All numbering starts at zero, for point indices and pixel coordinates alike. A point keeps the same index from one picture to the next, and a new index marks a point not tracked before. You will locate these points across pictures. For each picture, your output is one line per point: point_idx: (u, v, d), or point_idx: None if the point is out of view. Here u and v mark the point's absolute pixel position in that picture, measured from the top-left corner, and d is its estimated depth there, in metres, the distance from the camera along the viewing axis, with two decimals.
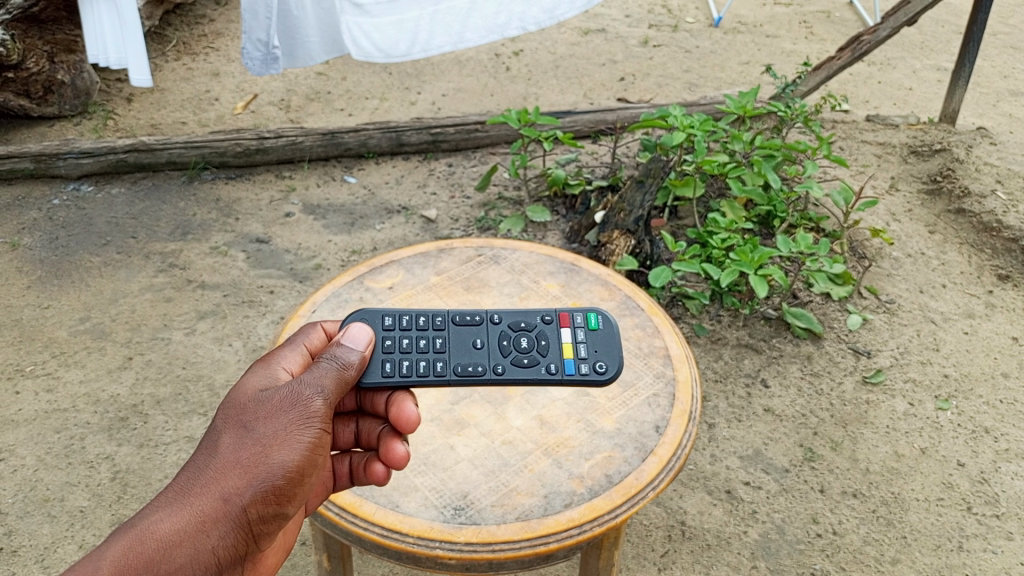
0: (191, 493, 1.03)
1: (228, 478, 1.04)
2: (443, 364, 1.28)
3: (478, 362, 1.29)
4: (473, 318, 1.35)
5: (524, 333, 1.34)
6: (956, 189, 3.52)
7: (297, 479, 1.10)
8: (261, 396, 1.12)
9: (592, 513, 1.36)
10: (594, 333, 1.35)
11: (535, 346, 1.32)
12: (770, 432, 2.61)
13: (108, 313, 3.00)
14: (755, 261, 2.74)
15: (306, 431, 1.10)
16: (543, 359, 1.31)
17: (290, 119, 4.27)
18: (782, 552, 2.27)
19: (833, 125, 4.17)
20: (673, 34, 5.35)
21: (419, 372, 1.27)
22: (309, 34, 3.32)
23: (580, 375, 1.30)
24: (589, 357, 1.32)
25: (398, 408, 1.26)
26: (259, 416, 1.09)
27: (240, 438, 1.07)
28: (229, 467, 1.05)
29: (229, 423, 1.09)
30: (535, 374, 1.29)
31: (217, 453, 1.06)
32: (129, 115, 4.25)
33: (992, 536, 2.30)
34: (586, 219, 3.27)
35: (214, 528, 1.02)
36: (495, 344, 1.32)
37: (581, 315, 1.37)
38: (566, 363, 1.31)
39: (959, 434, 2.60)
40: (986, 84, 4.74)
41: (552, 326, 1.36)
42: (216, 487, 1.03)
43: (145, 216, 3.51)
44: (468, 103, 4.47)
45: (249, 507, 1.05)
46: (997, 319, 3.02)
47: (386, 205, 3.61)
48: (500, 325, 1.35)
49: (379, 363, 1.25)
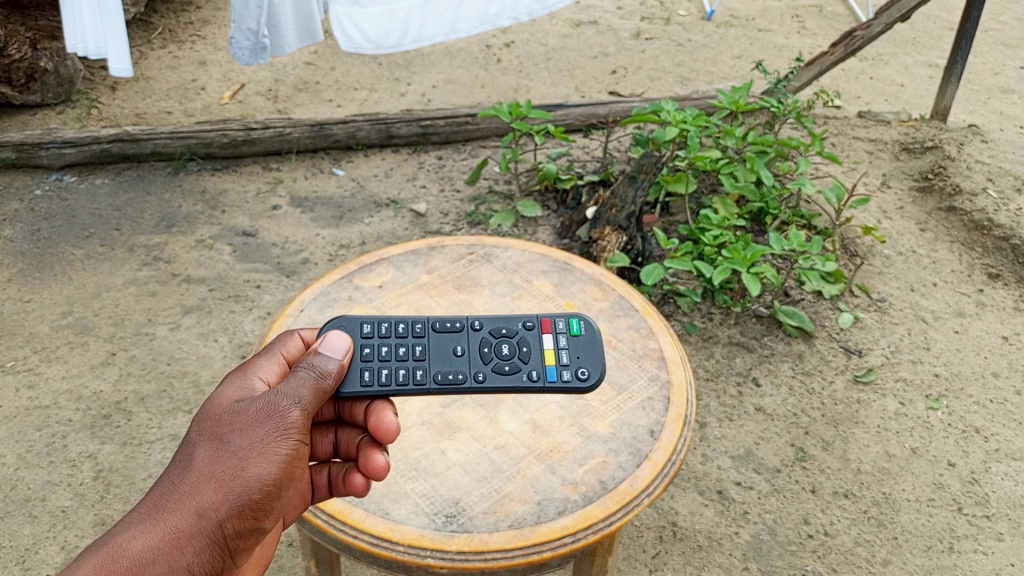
0: (165, 508, 0.99)
1: (203, 492, 1.01)
2: (422, 372, 1.26)
3: (458, 369, 1.26)
4: (454, 325, 1.32)
5: (505, 340, 1.31)
6: (947, 187, 3.52)
7: (274, 492, 1.07)
8: (237, 407, 1.08)
9: (587, 520, 1.34)
10: (575, 339, 1.33)
11: (516, 353, 1.29)
12: (761, 432, 2.59)
13: (91, 307, 2.95)
14: (749, 258, 2.72)
15: (284, 442, 1.07)
16: (524, 366, 1.28)
17: (277, 109, 4.21)
18: (773, 553, 2.26)
19: (825, 121, 4.15)
20: (665, 27, 5.31)
21: (399, 380, 1.24)
22: (284, 19, 3.23)
23: (562, 382, 1.28)
24: (571, 364, 1.30)
25: (376, 418, 1.23)
26: (236, 428, 1.06)
27: (215, 451, 1.04)
28: (204, 481, 1.02)
29: (204, 435, 1.06)
30: (516, 381, 1.27)
31: (192, 467, 1.03)
32: (113, 104, 4.18)
33: (982, 537, 2.30)
34: (577, 215, 3.24)
35: (188, 544, 0.99)
36: (476, 350, 1.29)
37: (563, 321, 1.34)
38: (548, 370, 1.28)
39: (950, 433, 2.59)
40: (977, 80, 4.74)
41: (533, 332, 1.32)
42: (190, 501, 1.00)
43: (129, 208, 3.45)
44: (458, 95, 4.42)
45: (225, 522, 1.02)
46: (987, 318, 3.01)
47: (375, 198, 3.57)
48: (481, 332, 1.32)
49: (358, 372, 1.22)
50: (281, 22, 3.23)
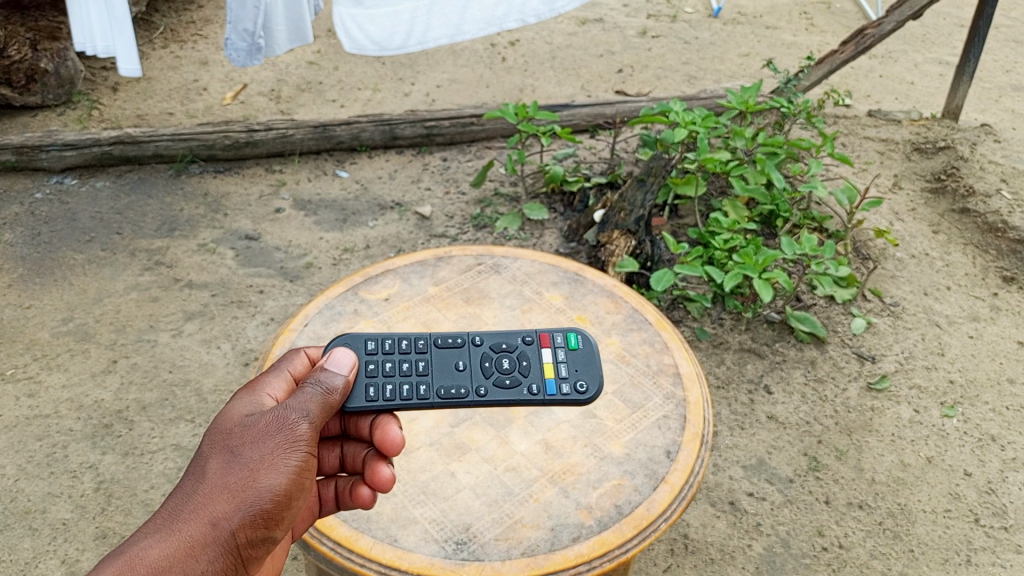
0: (179, 518, 0.96)
1: (216, 502, 0.98)
2: (425, 387, 1.21)
3: (460, 384, 1.22)
4: (455, 340, 1.28)
5: (505, 354, 1.26)
6: (960, 188, 3.46)
7: (286, 502, 1.03)
8: (247, 420, 1.05)
9: (602, 548, 1.29)
10: (574, 353, 1.28)
11: (516, 367, 1.25)
12: (774, 440, 2.55)
13: (92, 313, 2.91)
14: (761, 263, 2.66)
15: (294, 454, 1.03)
16: (524, 380, 1.23)
17: (280, 110, 4.16)
18: (787, 566, 2.21)
19: (835, 120, 4.10)
20: (672, 25, 5.25)
21: (402, 396, 1.19)
22: (277, 23, 3.21)
23: (562, 396, 1.23)
24: (570, 376, 1.26)
25: (383, 432, 1.19)
26: (247, 440, 1.02)
27: (226, 463, 1.00)
28: (216, 491, 0.98)
29: (215, 448, 1.02)
30: (517, 396, 1.22)
31: (204, 479, 1.00)
32: (115, 105, 4.13)
33: (1000, 549, 2.25)
34: (585, 218, 3.19)
35: (203, 553, 0.95)
36: (477, 365, 1.25)
37: (561, 336, 1.30)
38: (548, 384, 1.24)
39: (965, 442, 2.54)
40: (989, 78, 4.68)
41: (532, 346, 1.28)
42: (204, 511, 0.97)
43: (130, 212, 3.41)
44: (463, 95, 4.38)
45: (238, 530, 0.98)
46: (1003, 323, 2.96)
47: (379, 201, 3.52)
48: (482, 347, 1.27)
49: (363, 387, 1.18)
50: (274, 22, 3.20)
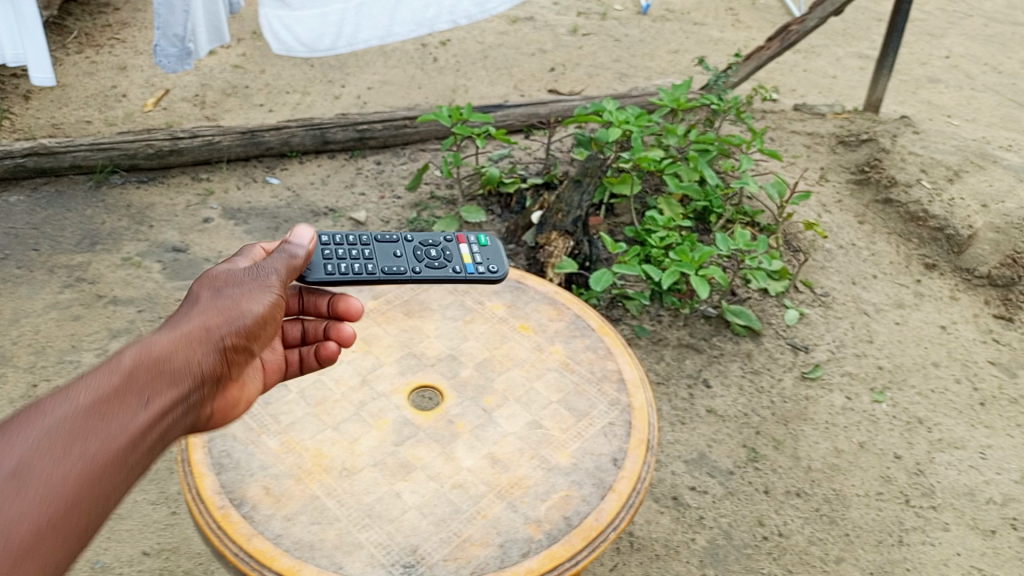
0: (179, 324, 1.02)
1: (208, 316, 1.04)
2: (371, 266, 1.42)
3: (398, 265, 1.44)
4: (390, 237, 1.49)
5: (432, 246, 1.49)
6: (883, 179, 3.58)
7: (263, 331, 1.10)
8: (224, 270, 1.13)
9: (552, 561, 1.32)
10: (487, 247, 1.52)
11: (441, 255, 1.48)
12: (713, 433, 2.58)
13: (9, 336, 2.78)
14: (696, 261, 2.71)
15: (269, 292, 1.12)
16: (449, 264, 1.47)
17: (206, 115, 4.04)
18: (730, 558, 2.24)
19: (763, 115, 4.19)
20: (602, 22, 5.29)
21: (354, 272, 1.39)
22: (201, 26, 3.10)
23: (479, 275, 1.47)
24: (484, 261, 1.49)
25: (345, 303, 1.36)
26: (229, 280, 1.10)
27: (212, 294, 1.07)
28: (207, 309, 1.05)
29: (199, 290, 1.09)
30: (444, 275, 1.45)
31: (193, 306, 1.05)
32: (27, 114, 3.95)
33: (931, 528, 2.32)
34: (523, 220, 3.18)
35: (201, 350, 1.01)
36: (410, 254, 1.47)
37: (474, 235, 1.53)
38: (467, 267, 1.48)
39: (895, 426, 2.63)
40: (906, 71, 4.84)
41: (452, 242, 1.51)
42: (199, 322, 1.03)
43: (48, 226, 3.27)
44: (395, 96, 4.32)
45: (228, 337, 1.04)
46: (926, 308, 3.07)
47: (311, 207, 3.46)
48: (412, 242, 1.49)
49: (322, 265, 1.36)
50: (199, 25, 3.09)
